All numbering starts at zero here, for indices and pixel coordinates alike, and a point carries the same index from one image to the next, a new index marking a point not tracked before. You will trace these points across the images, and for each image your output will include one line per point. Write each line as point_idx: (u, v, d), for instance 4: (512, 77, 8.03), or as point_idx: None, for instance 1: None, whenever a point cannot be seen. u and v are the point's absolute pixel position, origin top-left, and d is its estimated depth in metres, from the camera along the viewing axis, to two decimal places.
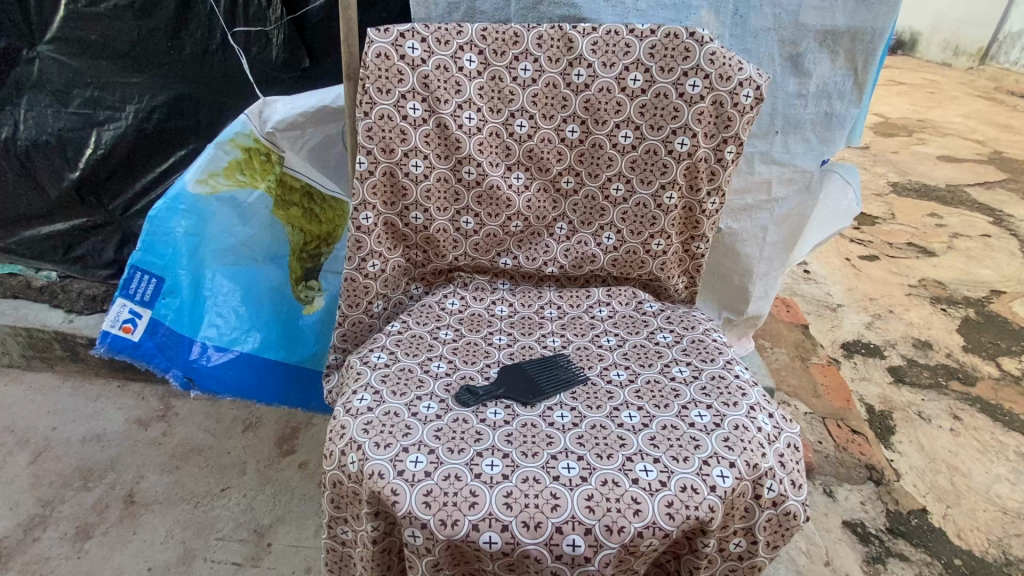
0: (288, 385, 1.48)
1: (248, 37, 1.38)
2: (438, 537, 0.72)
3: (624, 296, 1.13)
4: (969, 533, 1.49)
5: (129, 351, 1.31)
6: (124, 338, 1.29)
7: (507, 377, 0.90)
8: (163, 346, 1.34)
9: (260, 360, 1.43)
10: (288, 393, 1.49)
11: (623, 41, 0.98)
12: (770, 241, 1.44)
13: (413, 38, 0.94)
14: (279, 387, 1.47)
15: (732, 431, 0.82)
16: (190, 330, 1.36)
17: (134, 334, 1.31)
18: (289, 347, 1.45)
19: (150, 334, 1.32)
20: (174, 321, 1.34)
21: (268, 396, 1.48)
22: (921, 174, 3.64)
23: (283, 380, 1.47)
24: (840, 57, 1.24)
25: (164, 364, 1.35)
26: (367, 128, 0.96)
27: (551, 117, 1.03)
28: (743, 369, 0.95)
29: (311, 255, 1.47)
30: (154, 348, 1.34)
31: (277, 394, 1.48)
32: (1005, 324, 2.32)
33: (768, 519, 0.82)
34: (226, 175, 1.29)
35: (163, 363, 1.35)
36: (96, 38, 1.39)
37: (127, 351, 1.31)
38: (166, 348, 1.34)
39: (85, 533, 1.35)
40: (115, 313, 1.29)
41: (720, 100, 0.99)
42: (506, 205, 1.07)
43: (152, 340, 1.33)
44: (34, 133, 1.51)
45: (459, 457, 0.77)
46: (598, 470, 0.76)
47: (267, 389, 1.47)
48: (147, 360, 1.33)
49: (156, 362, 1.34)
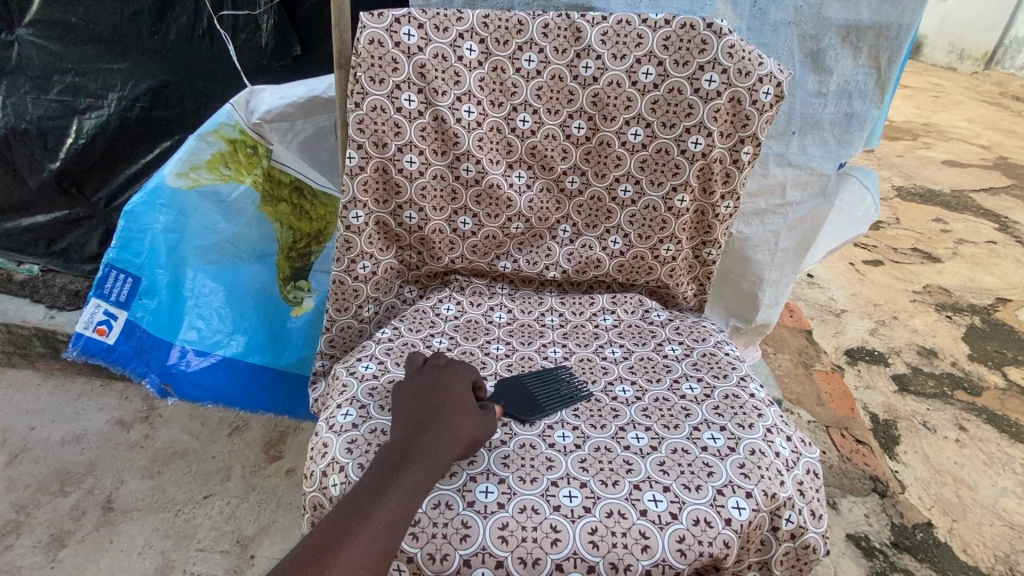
0: (275, 391, 1.38)
1: (236, 23, 1.31)
2: (426, 572, 0.66)
3: (630, 303, 1.06)
4: (975, 549, 1.43)
5: (103, 355, 1.23)
6: (98, 341, 1.22)
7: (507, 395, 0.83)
8: (139, 350, 1.26)
9: (245, 364, 1.34)
10: (276, 399, 1.39)
11: (636, 31, 0.91)
12: (782, 246, 1.38)
13: (409, 24, 0.87)
14: (268, 395, 1.37)
15: (749, 456, 0.76)
16: (169, 333, 1.28)
17: (108, 337, 1.23)
18: (276, 351, 1.36)
19: (126, 337, 1.25)
20: (152, 323, 1.26)
21: (254, 403, 1.38)
22: (925, 178, 3.57)
23: (269, 387, 1.37)
24: (863, 54, 1.17)
25: (141, 369, 1.27)
26: (358, 120, 0.90)
27: (556, 112, 0.96)
28: (757, 387, 0.89)
29: (300, 253, 1.38)
30: (130, 352, 1.26)
31: (264, 400, 1.38)
32: (1011, 333, 2.26)
33: (785, 553, 0.76)
34: (209, 169, 1.22)
35: (140, 368, 1.27)
36: (77, 20, 1.32)
37: (101, 355, 1.23)
38: (143, 352, 1.26)
39: (60, 541, 1.28)
40: (89, 315, 1.20)
41: (738, 97, 0.92)
42: (506, 205, 1.00)
43: (129, 343, 1.25)
44: (13, 121, 1.45)
45: (451, 482, 0.70)
46: (602, 500, 0.70)
47: (253, 397, 1.37)
48: (123, 364, 1.25)
49: (133, 367, 1.26)
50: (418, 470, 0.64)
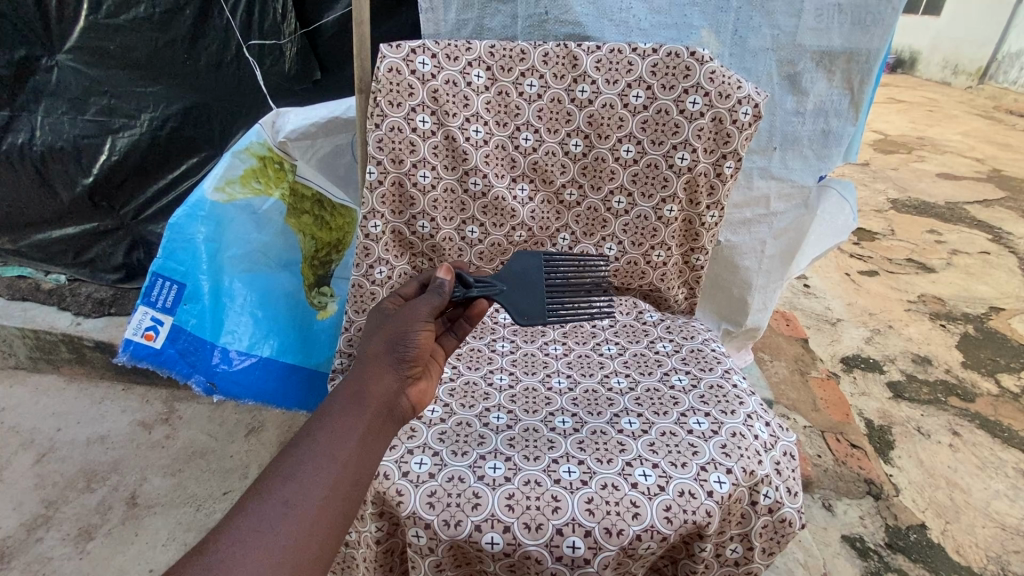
0: (309, 389, 1.45)
1: (262, 50, 1.41)
2: (441, 536, 0.75)
3: (625, 306, 1.16)
4: (967, 549, 1.49)
5: (152, 358, 1.32)
6: (146, 345, 1.31)
7: (519, 267, 0.89)
8: (184, 353, 1.34)
9: (279, 364, 1.42)
10: (311, 397, 1.46)
11: (627, 58, 1.01)
12: (769, 254, 1.47)
13: (423, 54, 0.97)
14: (301, 393, 1.44)
15: (730, 438, 0.85)
16: (211, 335, 1.36)
17: (156, 341, 1.31)
18: (307, 351, 1.44)
19: (172, 340, 1.33)
20: (196, 326, 1.34)
21: (290, 400, 1.45)
22: (920, 191, 3.67)
23: (303, 385, 1.44)
24: (836, 76, 1.27)
25: (186, 371, 1.35)
26: (378, 139, 1.00)
27: (555, 131, 1.06)
28: (741, 378, 0.98)
29: (321, 262, 1.49)
30: (176, 355, 1.34)
31: (298, 398, 1.45)
32: (1003, 341, 2.33)
33: (763, 526, 0.84)
34: (242, 184, 1.33)
35: (185, 369, 1.35)
36: (115, 48, 1.42)
37: (150, 358, 1.32)
38: (187, 354, 1.34)
39: (88, 534, 1.35)
40: (138, 321, 1.30)
41: (720, 117, 1.02)
42: (510, 215, 1.10)
43: (174, 347, 1.33)
44: (50, 139, 1.56)
45: (463, 460, 0.80)
46: (598, 475, 0.79)
47: (289, 394, 1.44)
48: (169, 366, 1.34)
49: (179, 368, 1.34)
50: (335, 395, 0.64)
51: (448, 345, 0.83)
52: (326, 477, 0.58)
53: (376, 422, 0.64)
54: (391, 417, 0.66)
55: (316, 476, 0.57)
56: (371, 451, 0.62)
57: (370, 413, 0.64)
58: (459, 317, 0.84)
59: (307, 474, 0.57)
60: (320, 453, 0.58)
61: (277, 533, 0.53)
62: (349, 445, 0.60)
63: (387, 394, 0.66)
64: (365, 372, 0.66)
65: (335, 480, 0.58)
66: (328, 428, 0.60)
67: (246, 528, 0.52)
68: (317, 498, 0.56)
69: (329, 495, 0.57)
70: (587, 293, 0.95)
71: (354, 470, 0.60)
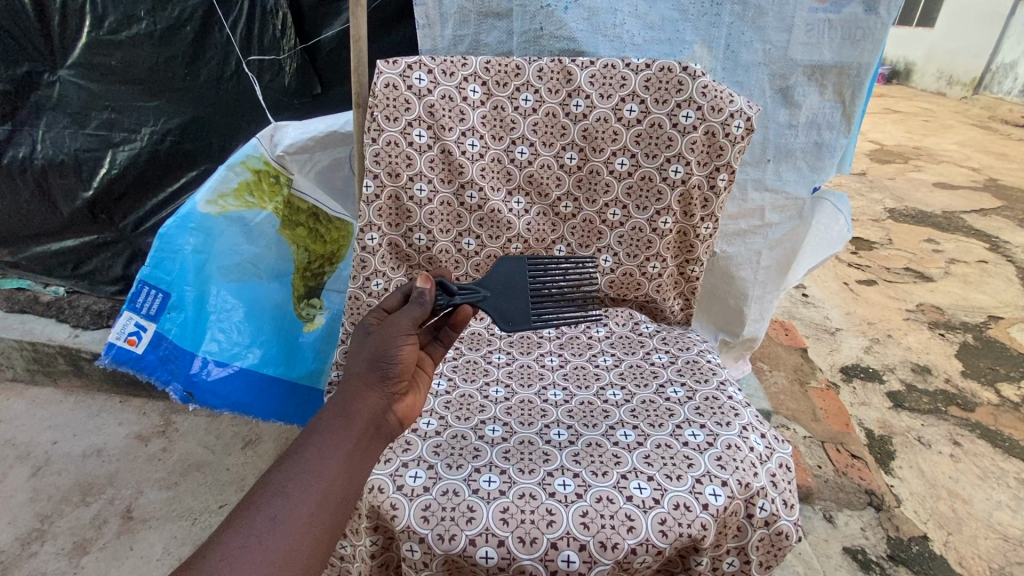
0: (286, 404, 1.45)
1: (261, 65, 1.43)
2: (436, 550, 0.75)
3: (621, 317, 1.16)
4: (971, 561, 1.48)
5: (132, 362, 1.33)
6: (127, 350, 1.32)
7: (503, 272, 0.89)
8: (165, 359, 1.36)
9: (258, 376, 1.41)
10: (288, 411, 1.46)
11: (620, 74, 1.03)
12: (765, 264, 1.48)
13: (420, 69, 0.99)
14: (278, 406, 1.44)
15: (725, 450, 0.85)
16: (193, 345, 1.37)
17: (138, 347, 1.33)
18: (289, 364, 1.44)
19: (154, 347, 1.34)
20: (178, 335, 1.36)
21: (267, 412, 1.44)
22: (917, 200, 3.69)
23: (280, 400, 1.44)
24: (828, 90, 1.29)
25: (165, 377, 1.36)
26: (374, 153, 1.01)
27: (550, 144, 1.07)
28: (736, 390, 0.98)
29: (314, 273, 1.50)
30: (156, 361, 1.35)
31: (275, 410, 1.45)
32: (1003, 350, 2.33)
33: (760, 539, 0.85)
34: (235, 197, 1.34)
35: (164, 375, 1.36)
36: (116, 63, 1.44)
37: (130, 363, 1.33)
38: (168, 361, 1.36)
39: (83, 548, 1.35)
40: (121, 326, 1.31)
41: (713, 130, 1.03)
42: (507, 228, 1.11)
43: (155, 353, 1.35)
44: (51, 153, 1.57)
45: (458, 473, 0.80)
46: (593, 487, 0.79)
47: (265, 406, 1.44)
48: (149, 372, 1.35)
49: (158, 374, 1.36)
50: (324, 414, 0.64)
51: (435, 354, 0.84)
52: (313, 494, 0.58)
53: (364, 438, 0.64)
54: (379, 433, 0.66)
55: (302, 494, 0.57)
56: (360, 467, 0.63)
57: (357, 432, 0.64)
58: (444, 325, 0.85)
59: (296, 490, 0.57)
60: (309, 472, 0.59)
61: (266, 549, 0.54)
62: (336, 462, 0.61)
63: (374, 412, 0.66)
64: (352, 390, 0.66)
65: (322, 498, 0.58)
66: (316, 447, 0.61)
67: (234, 544, 0.53)
68: (304, 515, 0.56)
69: (315, 512, 0.57)
70: (580, 308, 0.94)
71: (342, 487, 0.60)
